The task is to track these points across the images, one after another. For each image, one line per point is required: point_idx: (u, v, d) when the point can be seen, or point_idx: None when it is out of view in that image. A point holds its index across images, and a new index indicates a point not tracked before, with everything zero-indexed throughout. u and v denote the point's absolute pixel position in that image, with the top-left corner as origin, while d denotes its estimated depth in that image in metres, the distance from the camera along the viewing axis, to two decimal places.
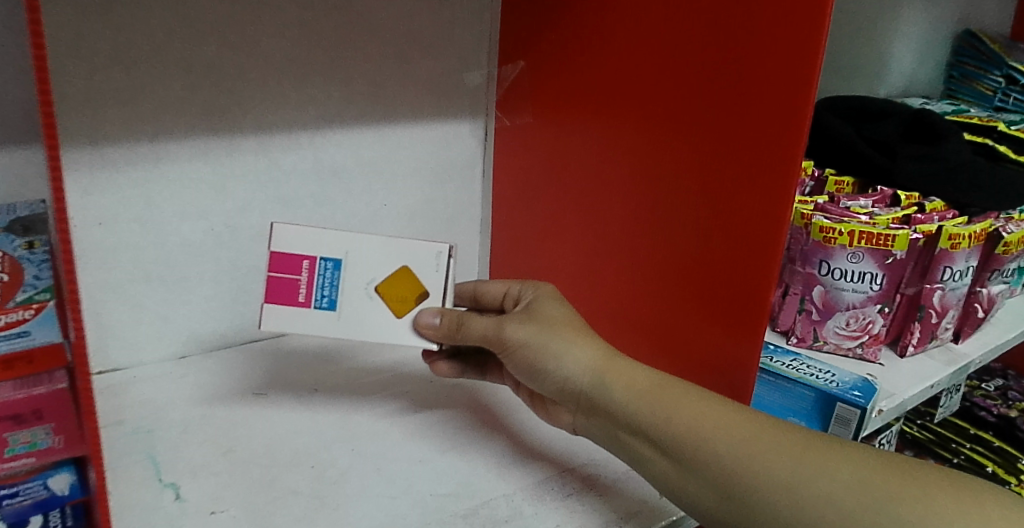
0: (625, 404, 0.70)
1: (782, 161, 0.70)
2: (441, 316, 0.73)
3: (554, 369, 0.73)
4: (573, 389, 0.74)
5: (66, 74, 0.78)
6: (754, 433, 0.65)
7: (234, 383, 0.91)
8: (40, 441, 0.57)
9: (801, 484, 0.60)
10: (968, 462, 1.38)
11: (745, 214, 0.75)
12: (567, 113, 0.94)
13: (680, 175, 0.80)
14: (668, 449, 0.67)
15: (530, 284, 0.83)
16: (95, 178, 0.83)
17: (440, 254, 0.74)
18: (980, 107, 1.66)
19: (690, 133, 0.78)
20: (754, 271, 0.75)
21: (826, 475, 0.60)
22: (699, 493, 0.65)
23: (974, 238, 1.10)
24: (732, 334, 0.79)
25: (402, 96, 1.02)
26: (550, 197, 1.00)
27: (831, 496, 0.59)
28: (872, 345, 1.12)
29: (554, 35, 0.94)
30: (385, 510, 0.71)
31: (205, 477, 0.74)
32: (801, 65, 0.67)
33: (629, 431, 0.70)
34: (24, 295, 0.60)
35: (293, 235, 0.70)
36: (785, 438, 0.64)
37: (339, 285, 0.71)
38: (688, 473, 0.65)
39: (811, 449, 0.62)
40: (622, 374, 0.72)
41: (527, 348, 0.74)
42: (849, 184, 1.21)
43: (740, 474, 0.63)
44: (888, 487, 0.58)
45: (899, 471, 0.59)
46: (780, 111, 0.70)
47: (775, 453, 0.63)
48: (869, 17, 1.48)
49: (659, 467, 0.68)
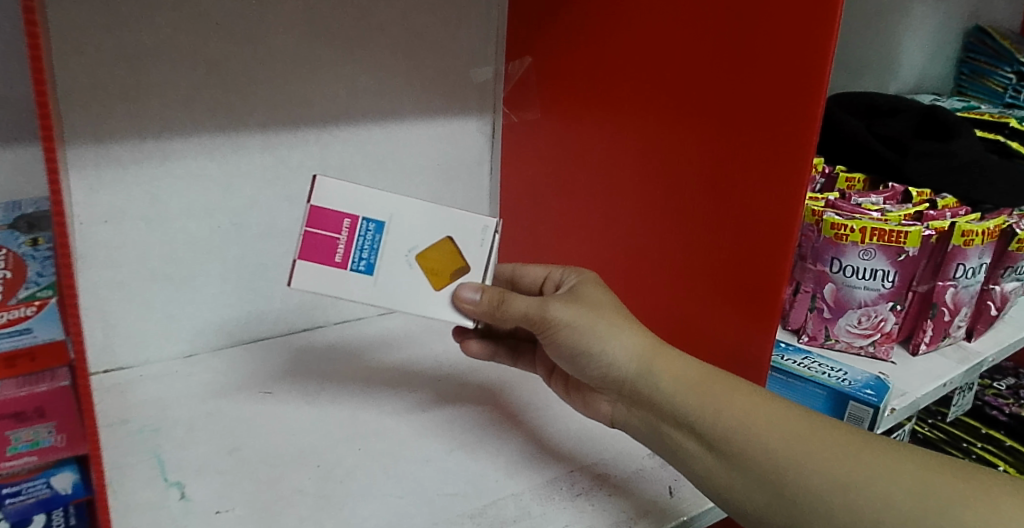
0: (671, 394, 0.69)
1: (792, 152, 0.70)
2: (481, 292, 0.72)
3: (599, 352, 0.72)
4: (616, 376, 0.73)
5: (71, 71, 0.77)
6: (808, 431, 0.63)
7: (241, 383, 0.90)
8: (42, 440, 0.56)
9: (859, 485, 0.59)
10: (979, 462, 1.36)
11: (757, 201, 0.74)
12: (576, 104, 0.93)
13: (691, 164, 0.79)
14: (715, 444, 0.66)
15: (573, 269, 0.82)
16: (101, 175, 0.83)
17: (486, 229, 0.73)
18: (991, 104, 1.63)
19: (700, 128, 0.77)
20: (766, 264, 0.74)
21: (885, 476, 0.59)
22: (747, 492, 0.64)
23: (987, 235, 1.09)
24: (747, 320, 0.78)
25: (409, 93, 1.01)
26: (561, 189, 0.99)
27: (890, 497, 0.58)
28: (884, 343, 1.11)
29: (563, 27, 0.93)
30: (393, 510, 0.70)
31: (210, 476, 0.73)
32: (810, 52, 0.66)
33: (675, 424, 0.69)
34: (26, 293, 0.60)
35: (337, 192, 0.68)
36: (840, 436, 0.63)
37: (379, 249, 0.70)
38: (736, 470, 0.65)
39: (869, 449, 0.61)
40: (668, 365, 0.71)
41: (570, 329, 0.72)
42: (860, 180, 1.20)
43: (793, 473, 0.62)
44: (946, 488, 0.57)
45: (959, 473, 0.58)
46: (790, 97, 0.68)
47: (830, 452, 0.61)
48: (880, 13, 1.46)
49: (702, 463, 0.67)
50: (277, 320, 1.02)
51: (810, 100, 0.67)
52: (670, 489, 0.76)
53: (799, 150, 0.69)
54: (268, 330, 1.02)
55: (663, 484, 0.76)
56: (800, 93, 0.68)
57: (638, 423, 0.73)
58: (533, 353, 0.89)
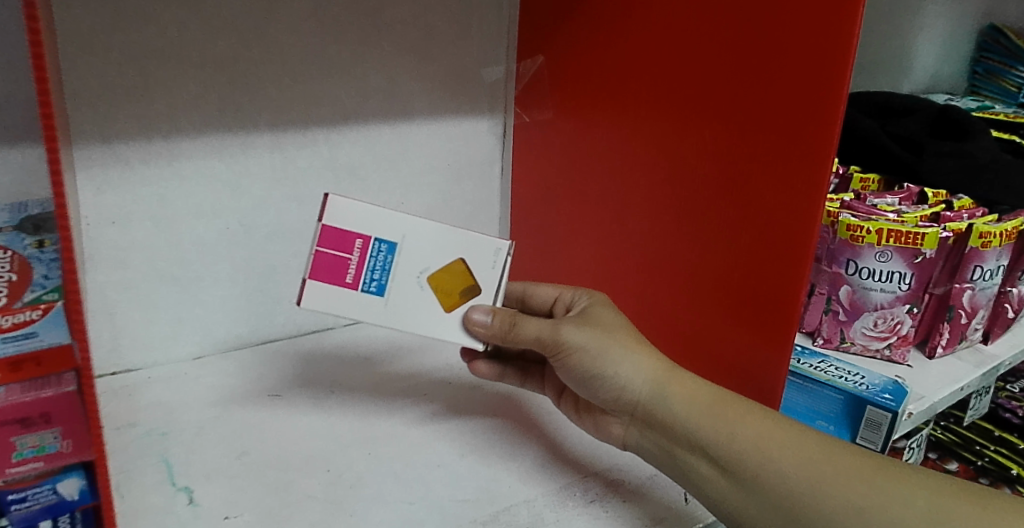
0: (685, 417, 0.68)
1: (807, 168, 0.68)
2: (493, 315, 0.71)
3: (611, 375, 0.70)
4: (629, 399, 0.71)
5: (78, 72, 0.76)
6: (821, 453, 0.62)
7: (248, 386, 0.89)
8: (48, 445, 0.55)
9: (874, 509, 0.58)
10: (993, 465, 1.34)
11: (775, 206, 0.72)
12: (588, 109, 0.92)
13: (708, 171, 0.77)
14: (729, 467, 0.65)
15: (583, 291, 0.80)
16: (109, 176, 0.82)
17: (499, 250, 0.72)
18: (1005, 104, 1.59)
19: (717, 134, 0.76)
20: (779, 283, 0.73)
21: (900, 502, 0.58)
22: (761, 515, 0.63)
23: (1004, 236, 1.06)
24: (764, 329, 0.76)
25: (419, 94, 1.00)
26: (573, 195, 0.97)
27: (905, 520, 0.57)
28: (901, 346, 1.09)
29: (575, 27, 0.92)
30: (403, 515, 0.69)
31: (219, 480, 0.72)
32: (829, 54, 0.64)
33: (687, 448, 0.68)
34: (32, 296, 0.59)
35: (349, 210, 0.66)
36: (854, 461, 0.61)
37: (390, 270, 0.68)
38: (751, 495, 0.63)
39: (883, 473, 0.60)
40: (683, 387, 0.69)
41: (582, 353, 0.71)
42: (875, 181, 1.18)
43: (807, 497, 0.60)
44: (961, 511, 0.56)
45: (968, 491, 0.58)
46: (809, 100, 0.67)
47: (845, 476, 0.60)
48: (893, 12, 1.45)
49: (714, 487, 0.65)
50: (286, 323, 1.01)
51: (829, 103, 0.65)
52: (685, 496, 0.74)
53: (814, 165, 0.68)
54: (277, 332, 1.01)
55: (677, 491, 0.75)
56: (816, 107, 0.66)
57: (650, 447, 0.72)
58: (542, 374, 0.87)
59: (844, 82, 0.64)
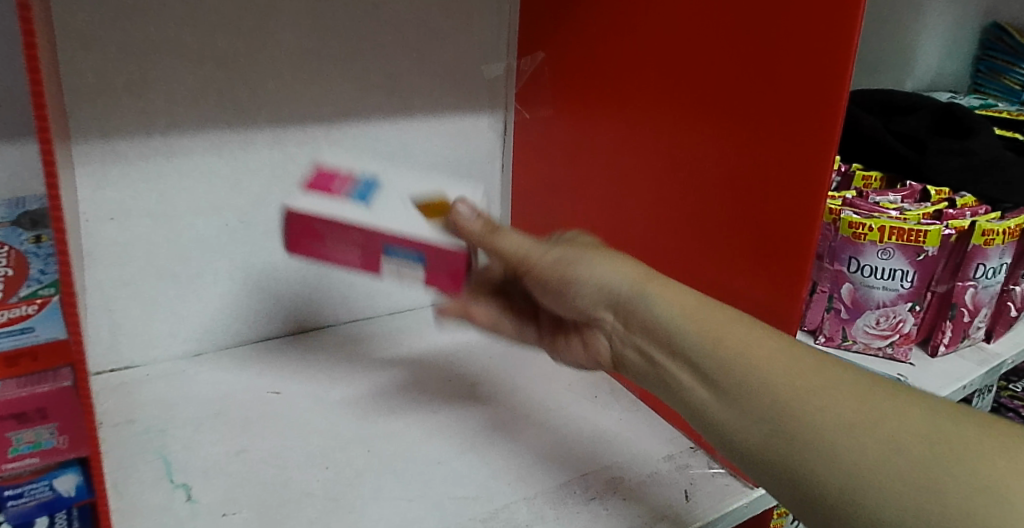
0: (667, 321, 0.66)
1: (805, 174, 0.67)
2: (475, 213, 0.73)
3: (584, 276, 0.72)
4: (609, 294, 0.71)
5: (76, 68, 0.76)
6: (814, 367, 0.58)
7: (248, 384, 0.89)
8: (44, 441, 0.54)
9: (860, 424, 0.53)
10: None
11: (777, 185, 0.69)
12: (590, 102, 0.91)
13: (711, 151, 0.75)
14: (708, 373, 0.62)
15: None
16: (107, 171, 0.82)
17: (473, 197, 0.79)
18: (1008, 102, 1.58)
19: (719, 114, 0.74)
20: (773, 288, 0.72)
21: (892, 416, 0.52)
22: (743, 428, 0.58)
23: (1007, 234, 1.06)
24: (766, 319, 0.73)
25: (419, 90, 1.00)
26: (578, 188, 0.96)
27: (892, 437, 0.51)
28: (903, 345, 1.08)
29: (576, 24, 0.91)
30: (402, 513, 0.68)
31: (217, 477, 0.72)
32: (832, 31, 0.62)
33: (668, 352, 0.66)
34: (28, 290, 0.59)
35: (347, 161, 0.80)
36: (852, 379, 0.56)
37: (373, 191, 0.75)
38: (731, 403, 0.60)
39: (875, 390, 0.55)
40: (668, 292, 0.68)
41: (559, 258, 0.73)
42: (877, 179, 1.18)
43: (790, 404, 0.56)
44: (965, 431, 0.50)
45: (976, 420, 0.51)
46: (811, 79, 0.64)
47: (831, 389, 0.55)
48: (896, 9, 1.44)
49: (696, 394, 0.63)
50: (286, 320, 1.01)
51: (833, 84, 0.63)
52: (686, 493, 0.74)
53: (812, 170, 0.66)
54: (277, 330, 1.01)
55: (679, 488, 0.75)
56: (816, 112, 0.65)
57: (636, 357, 0.70)
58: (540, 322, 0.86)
59: (845, 87, 0.63)
